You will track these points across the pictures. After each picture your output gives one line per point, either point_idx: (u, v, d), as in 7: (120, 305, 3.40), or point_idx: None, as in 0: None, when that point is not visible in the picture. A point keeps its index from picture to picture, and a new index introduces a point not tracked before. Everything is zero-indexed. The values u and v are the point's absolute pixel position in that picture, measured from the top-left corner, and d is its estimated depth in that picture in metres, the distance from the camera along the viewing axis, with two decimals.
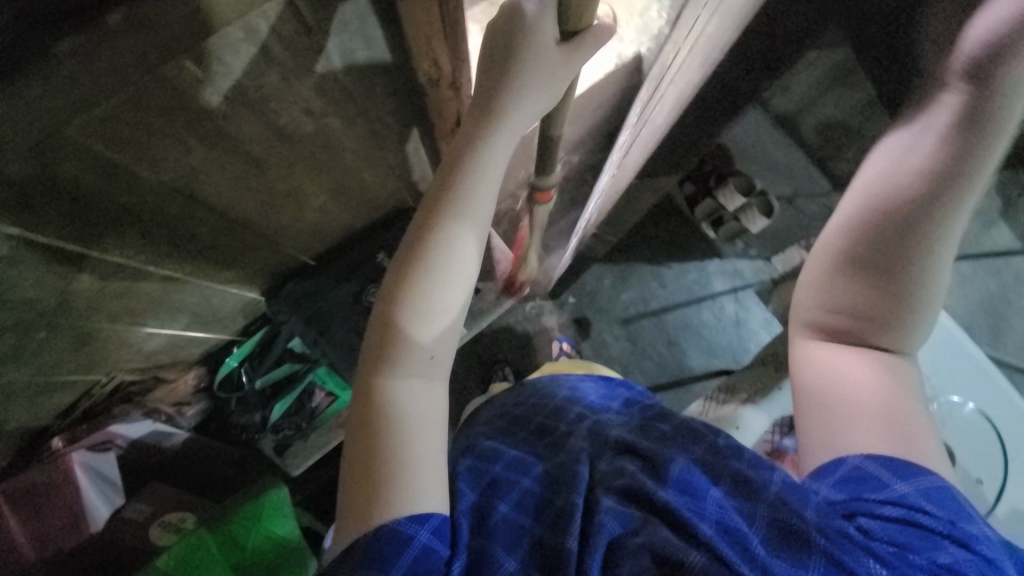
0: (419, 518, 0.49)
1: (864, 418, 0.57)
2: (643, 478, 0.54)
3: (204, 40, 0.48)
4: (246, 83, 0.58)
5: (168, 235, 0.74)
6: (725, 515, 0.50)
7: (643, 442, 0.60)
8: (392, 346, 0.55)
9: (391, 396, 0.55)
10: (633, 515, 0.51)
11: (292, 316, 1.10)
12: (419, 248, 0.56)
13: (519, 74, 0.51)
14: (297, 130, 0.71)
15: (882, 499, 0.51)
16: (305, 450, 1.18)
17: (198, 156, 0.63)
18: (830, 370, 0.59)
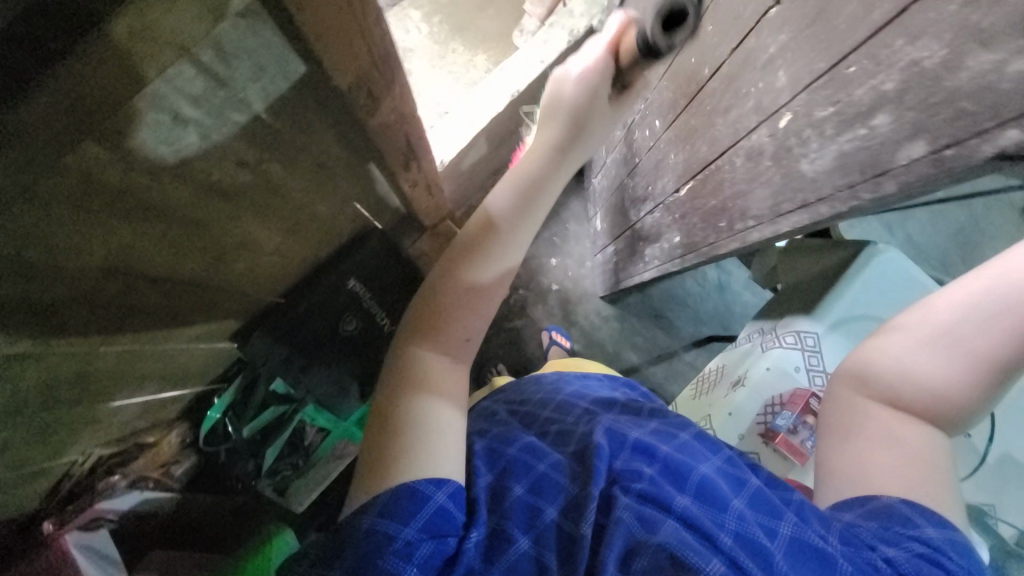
0: (437, 483, 0.54)
1: (906, 466, 0.59)
2: (663, 483, 0.54)
3: (103, 122, 0.43)
4: (165, 151, 0.53)
5: (125, 306, 0.70)
6: (744, 525, 0.51)
7: (661, 449, 0.60)
8: (441, 320, 0.64)
9: (423, 359, 0.63)
10: (654, 514, 0.51)
11: (268, 360, 1.01)
12: (480, 240, 0.66)
13: (587, 112, 0.71)
14: (233, 183, 0.65)
15: (910, 536, 0.53)
16: (305, 485, 1.16)
17: (127, 233, 0.58)
18: (893, 431, 0.61)
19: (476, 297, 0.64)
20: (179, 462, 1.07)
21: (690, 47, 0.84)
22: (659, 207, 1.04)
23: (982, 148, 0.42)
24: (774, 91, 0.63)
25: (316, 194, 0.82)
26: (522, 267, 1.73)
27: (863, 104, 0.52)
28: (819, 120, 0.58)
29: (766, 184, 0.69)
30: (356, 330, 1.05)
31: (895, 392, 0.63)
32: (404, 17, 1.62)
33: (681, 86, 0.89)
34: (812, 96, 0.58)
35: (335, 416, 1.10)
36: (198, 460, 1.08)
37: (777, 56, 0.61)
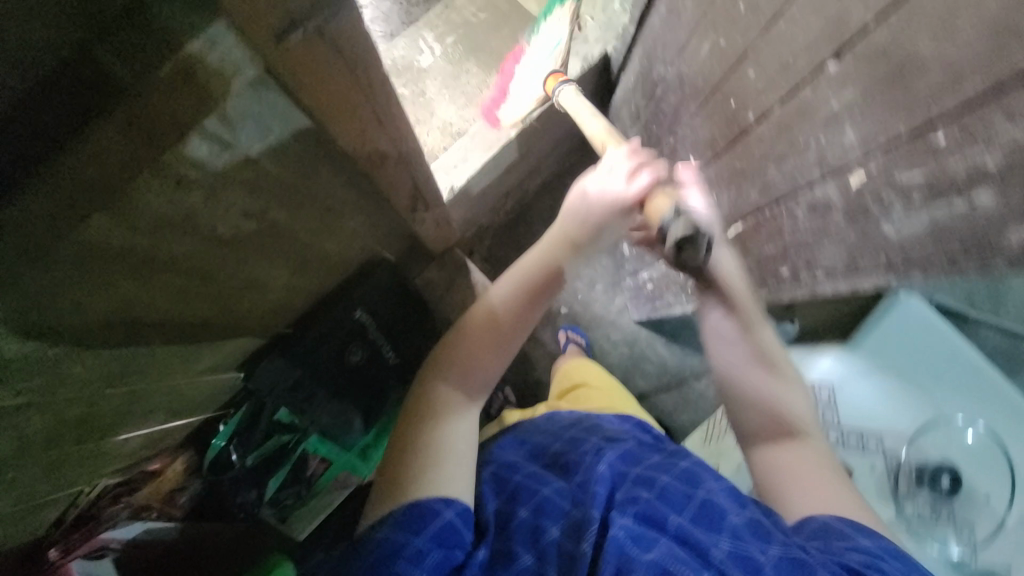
0: (445, 502, 0.61)
1: (814, 490, 0.64)
2: (660, 505, 0.58)
3: (122, 191, 0.44)
4: (169, 211, 0.51)
5: (128, 352, 0.69)
6: (737, 543, 0.54)
7: (661, 478, 0.64)
8: (452, 380, 0.72)
9: (440, 401, 0.71)
10: (649, 534, 0.54)
11: (272, 392, 0.97)
12: (491, 319, 0.72)
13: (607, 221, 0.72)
14: (239, 234, 0.63)
15: (850, 548, 0.56)
16: (310, 511, 1.18)
17: (130, 285, 0.57)
18: (793, 473, 0.65)
19: (491, 350, 0.72)
20: (181, 488, 1.02)
21: (731, 88, 0.79)
22: None
23: (1011, 236, 0.43)
24: (841, 148, 0.59)
25: (325, 232, 0.78)
26: None
27: (957, 178, 0.46)
28: (904, 184, 0.52)
29: (838, 241, 0.65)
30: (363, 360, 1.03)
31: (767, 450, 0.67)
32: (419, 38, 1.67)
33: (722, 126, 0.84)
34: (892, 158, 0.52)
35: (340, 446, 1.08)
36: (202, 489, 1.04)
37: (840, 110, 0.58)
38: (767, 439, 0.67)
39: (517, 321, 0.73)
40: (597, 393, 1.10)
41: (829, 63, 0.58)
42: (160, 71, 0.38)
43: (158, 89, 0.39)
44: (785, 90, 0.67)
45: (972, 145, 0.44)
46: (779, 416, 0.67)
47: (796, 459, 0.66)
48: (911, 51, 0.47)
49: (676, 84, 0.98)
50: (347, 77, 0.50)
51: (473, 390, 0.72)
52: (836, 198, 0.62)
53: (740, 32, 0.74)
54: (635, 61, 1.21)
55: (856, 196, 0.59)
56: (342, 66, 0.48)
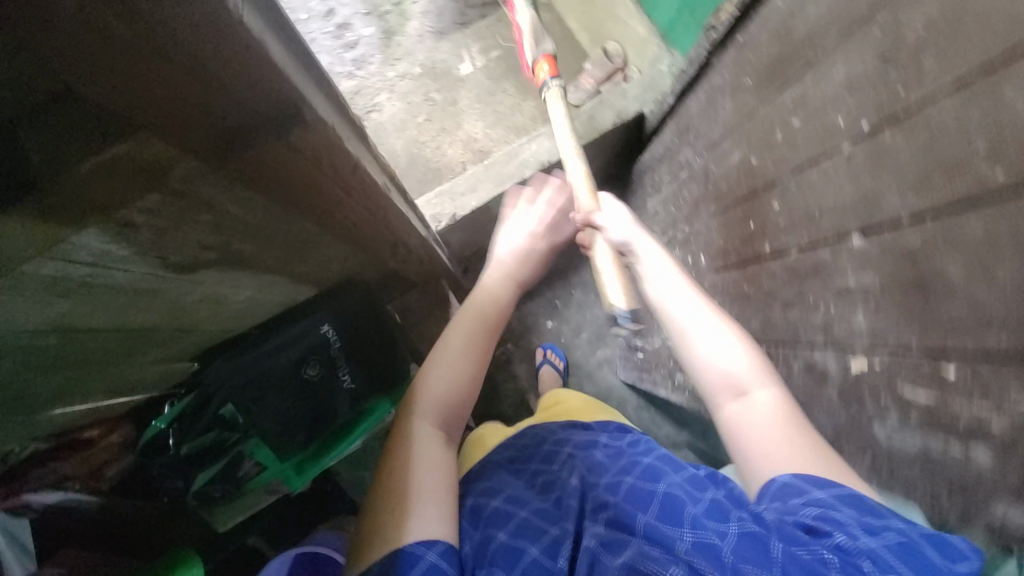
0: (428, 541, 0.55)
1: (779, 452, 0.57)
2: (627, 507, 0.59)
3: (70, 235, 0.38)
4: (115, 248, 0.44)
5: (40, 349, 0.52)
6: (699, 533, 0.53)
7: (626, 479, 0.64)
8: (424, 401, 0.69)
9: (423, 454, 0.64)
10: (618, 537, 0.55)
11: (222, 391, 0.86)
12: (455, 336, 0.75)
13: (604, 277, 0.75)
14: (196, 261, 0.56)
15: (803, 503, 0.50)
16: (233, 509, 0.98)
17: (68, 305, 0.48)
18: (753, 434, 0.59)
19: (461, 392, 0.71)
20: (113, 462, 0.84)
21: (753, 209, 0.75)
22: None
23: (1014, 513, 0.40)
24: (849, 328, 0.55)
25: (296, 259, 0.71)
26: (517, 322, 1.63)
27: (956, 424, 0.44)
28: (905, 400, 0.49)
29: (829, 413, 0.61)
30: (317, 376, 0.94)
31: (723, 414, 0.62)
32: (463, 47, 1.62)
33: (737, 241, 0.80)
34: (902, 367, 0.49)
35: (278, 455, 0.94)
36: (135, 465, 0.87)
37: (862, 290, 0.54)
38: (725, 398, 0.62)
39: (476, 357, 0.74)
40: (580, 407, 0.92)
41: (852, 235, 0.55)
42: (80, 168, 0.33)
43: (77, 178, 0.34)
44: (804, 239, 0.63)
45: (986, 407, 0.41)
46: (724, 372, 0.63)
47: (755, 418, 0.60)
48: (936, 270, 0.45)
49: (701, 177, 0.92)
50: (305, 158, 0.45)
51: (449, 428, 0.69)
52: (833, 370, 0.59)
53: (772, 159, 0.69)
54: (666, 131, 1.13)
55: (851, 380, 0.56)
56: (280, 154, 0.43)
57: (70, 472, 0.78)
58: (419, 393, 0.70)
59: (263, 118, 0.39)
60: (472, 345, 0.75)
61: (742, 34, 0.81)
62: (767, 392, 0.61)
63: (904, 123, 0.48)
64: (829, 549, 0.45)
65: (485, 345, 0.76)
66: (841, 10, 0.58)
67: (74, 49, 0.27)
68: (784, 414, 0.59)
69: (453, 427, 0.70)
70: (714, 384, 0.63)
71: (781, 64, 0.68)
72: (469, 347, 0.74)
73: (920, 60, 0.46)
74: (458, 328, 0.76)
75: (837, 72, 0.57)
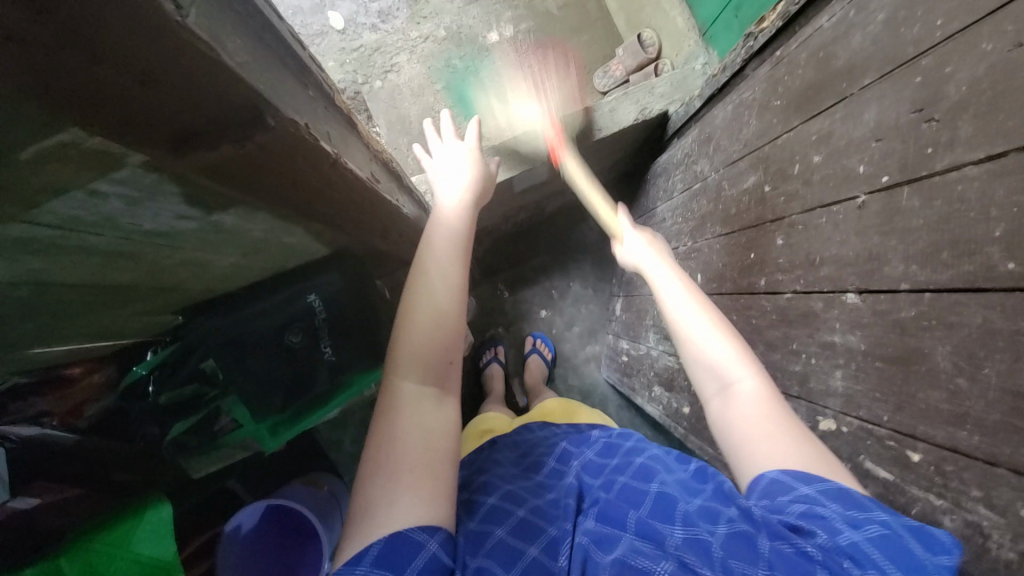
0: (430, 528, 0.48)
1: (761, 445, 0.52)
2: (618, 505, 0.55)
3: (49, 200, 0.35)
4: (84, 215, 0.43)
5: (11, 299, 0.52)
6: (689, 529, 0.49)
7: (619, 479, 0.60)
8: (400, 349, 0.59)
9: (413, 417, 0.55)
10: (611, 534, 0.51)
11: (202, 345, 0.90)
12: (421, 267, 0.65)
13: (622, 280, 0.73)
14: (175, 230, 0.55)
15: (790, 498, 0.46)
16: (212, 457, 1.06)
17: (38, 262, 0.47)
18: (741, 429, 0.54)
19: (444, 336, 0.60)
20: (93, 401, 0.88)
21: (756, 240, 0.72)
22: (674, 353, 0.98)
23: None
24: (830, 387, 0.55)
25: (282, 232, 0.70)
26: (511, 305, 1.62)
27: (908, 508, 0.47)
28: (869, 471, 0.51)
29: None
30: (299, 344, 0.95)
31: (715, 412, 0.58)
32: (494, 15, 1.54)
33: (735, 268, 0.77)
34: (884, 442, 0.49)
35: (252, 416, 0.98)
36: (114, 406, 0.90)
37: (851, 353, 0.52)
38: (711, 393, 0.59)
39: (452, 290, 0.63)
40: (557, 410, 0.92)
41: (848, 292, 0.52)
42: (22, 155, 0.29)
43: (22, 165, 0.29)
44: (800, 283, 0.60)
45: (940, 502, 0.43)
46: (706, 365, 0.59)
47: (739, 411, 0.55)
48: (922, 349, 0.44)
49: (712, 193, 0.88)
50: (276, 149, 0.40)
51: (441, 378, 0.59)
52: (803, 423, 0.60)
53: (783, 192, 0.65)
54: (688, 137, 1.07)
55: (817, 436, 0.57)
56: (252, 155, 0.39)
57: (48, 409, 0.81)
58: (398, 343, 0.60)
59: (220, 121, 0.35)
60: (446, 277, 0.64)
61: (779, 47, 0.72)
62: (749, 382, 0.56)
63: (927, 185, 0.44)
64: (813, 548, 0.42)
65: (462, 278, 0.65)
66: (887, 45, 0.51)
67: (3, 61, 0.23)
68: (772, 407, 0.54)
69: (444, 373, 0.59)
70: (704, 379, 0.60)
71: (813, 93, 0.62)
72: (443, 282, 0.64)
73: (957, 120, 0.42)
74: (433, 264, 0.65)
75: (868, 115, 0.52)
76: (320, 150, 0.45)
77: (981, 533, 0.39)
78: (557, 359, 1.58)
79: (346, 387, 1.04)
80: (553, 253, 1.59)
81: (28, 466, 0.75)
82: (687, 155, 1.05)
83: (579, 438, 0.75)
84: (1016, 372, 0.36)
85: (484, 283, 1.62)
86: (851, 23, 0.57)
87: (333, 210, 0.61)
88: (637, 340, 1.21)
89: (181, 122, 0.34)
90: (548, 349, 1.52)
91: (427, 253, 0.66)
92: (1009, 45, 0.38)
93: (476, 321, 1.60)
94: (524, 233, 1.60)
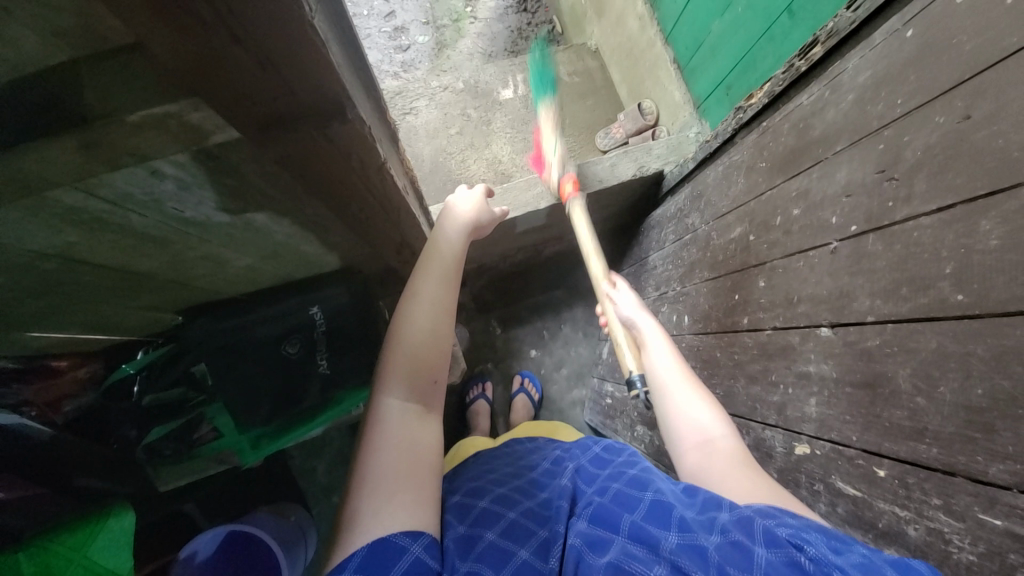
0: (413, 534, 0.48)
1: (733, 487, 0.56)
2: (612, 509, 0.55)
3: (123, 168, 0.39)
4: (136, 192, 0.47)
5: (38, 267, 0.55)
6: (685, 534, 0.48)
7: (614, 485, 0.61)
8: (387, 365, 0.62)
9: (400, 431, 0.57)
10: (603, 536, 0.51)
11: (196, 350, 0.91)
12: (414, 285, 0.68)
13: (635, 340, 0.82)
14: (208, 221, 0.58)
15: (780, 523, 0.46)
16: (180, 470, 1.03)
17: (76, 235, 0.51)
18: (711, 477, 0.59)
19: (432, 355, 0.63)
20: (74, 396, 0.86)
21: (740, 283, 0.78)
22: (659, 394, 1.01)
23: None
24: (803, 414, 0.59)
25: (301, 239, 0.74)
26: (502, 342, 1.65)
27: (876, 522, 0.49)
28: (836, 491, 0.54)
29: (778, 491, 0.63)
30: (295, 355, 0.97)
31: (693, 460, 0.63)
32: (510, 74, 1.69)
33: (720, 308, 0.83)
34: (852, 467, 0.52)
35: (235, 426, 0.98)
36: (95, 404, 0.88)
37: (826, 381, 0.56)
38: (689, 451, 0.64)
39: (442, 308, 0.67)
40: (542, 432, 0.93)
41: (821, 326, 0.57)
42: (130, 117, 0.34)
43: (124, 126, 0.34)
44: (779, 320, 0.66)
45: (905, 514, 0.46)
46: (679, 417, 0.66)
47: (716, 462, 0.60)
48: (886, 373, 0.48)
49: (701, 242, 0.96)
50: (334, 147, 0.45)
51: (426, 396, 0.62)
52: (778, 450, 0.64)
53: (766, 240, 0.72)
54: (681, 194, 1.16)
55: (792, 462, 0.60)
56: (316, 147, 0.44)
57: (29, 398, 0.78)
58: (388, 356, 0.62)
59: (303, 113, 0.40)
60: (439, 297, 0.67)
61: (765, 119, 0.82)
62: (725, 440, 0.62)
63: (888, 232, 0.51)
64: (808, 561, 0.41)
65: (453, 300, 0.68)
66: (856, 119, 0.59)
67: (162, 37, 0.28)
68: (742, 464, 0.59)
69: (430, 391, 0.62)
70: (685, 435, 0.65)
71: (794, 157, 0.71)
72: (433, 297, 0.67)
73: (914, 178, 0.49)
74: (428, 283, 0.68)
75: (840, 174, 0.60)
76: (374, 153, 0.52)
77: (943, 539, 0.42)
78: (544, 400, 1.58)
79: (334, 404, 1.04)
80: (548, 293, 1.65)
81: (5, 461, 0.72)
82: (679, 208, 1.14)
83: (566, 449, 0.76)
84: (967, 389, 0.41)
85: (478, 318, 1.65)
86: (825, 101, 0.67)
87: (358, 218, 0.65)
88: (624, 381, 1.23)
89: (266, 113, 0.38)
90: (534, 388, 1.53)
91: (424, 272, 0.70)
92: (957, 118, 0.46)
93: (466, 355, 1.62)
94: (521, 273, 1.66)
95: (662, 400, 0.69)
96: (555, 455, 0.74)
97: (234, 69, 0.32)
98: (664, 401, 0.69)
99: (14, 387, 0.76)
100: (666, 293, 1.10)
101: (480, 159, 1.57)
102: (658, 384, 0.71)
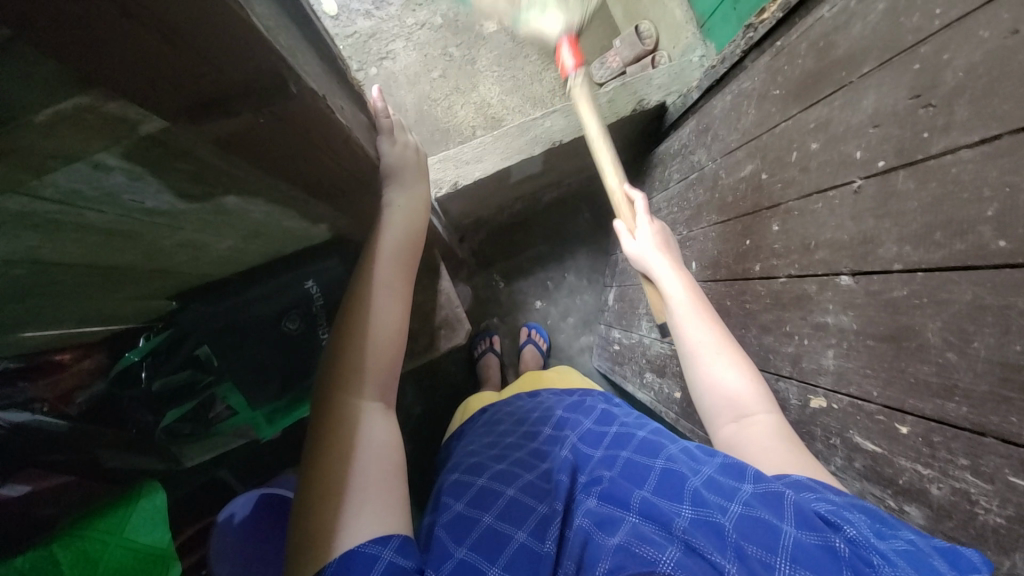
0: (382, 539, 0.48)
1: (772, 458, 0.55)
2: (621, 482, 0.54)
3: (55, 169, 0.34)
4: (85, 189, 0.41)
5: (8, 274, 0.51)
6: (700, 509, 0.48)
7: (621, 453, 0.60)
8: (346, 369, 0.59)
9: (365, 434, 0.56)
10: (613, 514, 0.50)
11: (195, 333, 0.88)
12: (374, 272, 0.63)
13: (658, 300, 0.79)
14: (175, 208, 0.53)
15: (813, 496, 0.47)
16: (204, 444, 1.06)
17: (35, 238, 0.47)
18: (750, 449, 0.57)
19: (388, 351, 0.61)
20: (84, 387, 0.85)
21: (752, 228, 0.73)
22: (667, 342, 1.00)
23: None
24: (817, 365, 0.57)
25: (280, 215, 0.68)
26: (506, 296, 1.62)
27: (896, 479, 0.49)
28: (854, 446, 0.53)
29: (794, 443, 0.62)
30: (296, 330, 0.94)
31: (727, 431, 0.61)
32: None
33: (730, 254, 0.78)
34: (871, 423, 0.51)
35: (248, 403, 0.98)
36: (105, 392, 0.88)
37: (845, 334, 0.53)
38: (723, 418, 0.62)
39: (398, 300, 0.64)
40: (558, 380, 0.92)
41: (842, 275, 0.53)
42: (38, 117, 0.29)
43: (27, 129, 0.29)
44: (795, 267, 0.62)
45: (928, 472, 0.45)
46: (714, 385, 0.63)
47: (754, 435, 0.58)
48: (912, 326, 0.45)
49: (708, 182, 0.89)
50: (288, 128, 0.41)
51: (386, 393, 0.61)
52: (793, 402, 0.63)
53: (780, 179, 0.66)
54: (685, 128, 1.07)
55: (808, 415, 0.60)
56: (262, 123, 0.40)
57: (40, 394, 0.79)
58: (347, 362, 0.59)
59: (240, 92, 0.37)
60: (393, 286, 0.63)
61: (779, 38, 0.73)
62: (765, 412, 0.59)
63: (921, 169, 0.45)
64: (842, 541, 0.42)
65: (407, 287, 0.64)
66: (887, 34, 0.51)
67: None
68: (780, 433, 0.57)
69: (387, 388, 0.61)
70: (717, 404, 0.63)
71: (812, 82, 0.63)
72: (392, 291, 0.63)
73: (954, 104, 0.43)
74: (381, 264, 0.63)
75: (866, 101, 0.53)
76: (332, 119, 0.47)
77: (969, 499, 0.42)
78: (552, 349, 1.58)
79: None
80: (551, 242, 1.61)
81: (24, 456, 0.75)
82: (683, 145, 1.06)
83: (564, 410, 0.75)
84: (1004, 344, 0.38)
85: (479, 273, 1.62)
86: (850, 13, 0.58)
87: (325, 185, 0.59)
88: (631, 328, 1.21)
89: (206, 82, 0.34)
90: (541, 339, 1.53)
91: (372, 250, 0.64)
92: (1005, 33, 0.39)
93: (471, 311, 1.60)
94: (520, 223, 1.60)
95: (695, 367, 0.66)
96: (559, 417, 0.73)
97: (126, 41, 0.28)
98: (697, 370, 0.66)
99: (21, 387, 0.77)
100: (671, 238, 1.04)
101: (466, 103, 1.46)
102: (689, 348, 0.68)
